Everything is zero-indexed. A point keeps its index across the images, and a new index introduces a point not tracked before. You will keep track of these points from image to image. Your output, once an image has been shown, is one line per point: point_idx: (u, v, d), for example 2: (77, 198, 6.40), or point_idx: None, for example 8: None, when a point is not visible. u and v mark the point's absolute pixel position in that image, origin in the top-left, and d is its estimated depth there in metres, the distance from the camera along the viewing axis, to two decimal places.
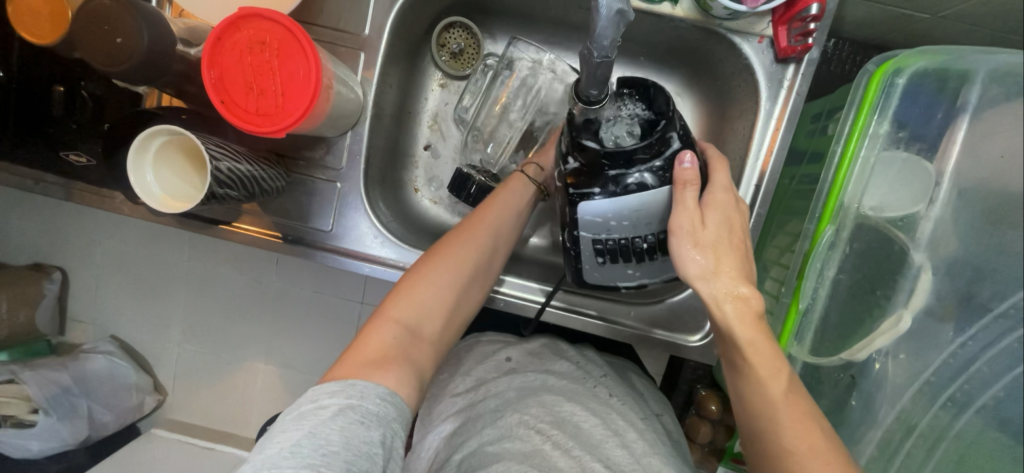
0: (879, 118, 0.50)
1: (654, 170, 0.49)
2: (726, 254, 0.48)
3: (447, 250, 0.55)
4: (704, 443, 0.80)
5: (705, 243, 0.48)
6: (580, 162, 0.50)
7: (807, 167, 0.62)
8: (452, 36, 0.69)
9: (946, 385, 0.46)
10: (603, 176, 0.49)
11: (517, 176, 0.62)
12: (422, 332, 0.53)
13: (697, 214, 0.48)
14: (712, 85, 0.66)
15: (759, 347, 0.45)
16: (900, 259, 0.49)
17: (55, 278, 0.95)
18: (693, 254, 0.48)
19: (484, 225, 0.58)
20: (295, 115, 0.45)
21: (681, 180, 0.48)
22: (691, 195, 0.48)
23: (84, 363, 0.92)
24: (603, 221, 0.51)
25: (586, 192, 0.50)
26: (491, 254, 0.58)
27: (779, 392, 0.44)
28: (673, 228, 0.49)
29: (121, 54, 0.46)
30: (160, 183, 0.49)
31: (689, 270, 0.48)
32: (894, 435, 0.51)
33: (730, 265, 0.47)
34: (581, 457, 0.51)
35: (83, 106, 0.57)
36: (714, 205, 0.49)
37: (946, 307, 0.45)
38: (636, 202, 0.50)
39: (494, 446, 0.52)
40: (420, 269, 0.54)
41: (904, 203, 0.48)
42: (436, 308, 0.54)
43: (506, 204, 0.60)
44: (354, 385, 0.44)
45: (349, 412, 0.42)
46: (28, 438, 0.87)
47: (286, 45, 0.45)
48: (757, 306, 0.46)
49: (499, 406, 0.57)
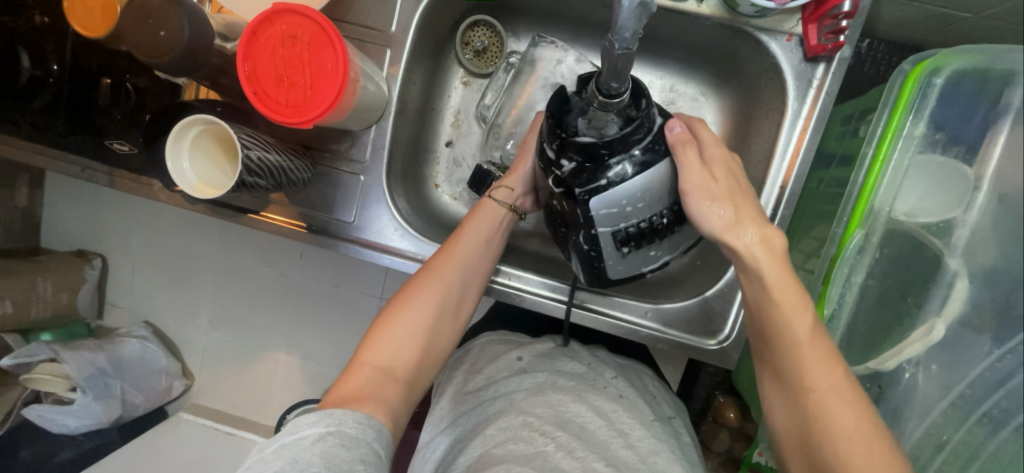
0: (914, 119, 0.49)
1: (648, 146, 0.50)
2: (743, 203, 0.49)
3: (415, 291, 0.57)
4: (721, 451, 0.79)
5: (719, 196, 0.49)
6: (576, 160, 0.49)
7: (836, 170, 0.60)
8: (476, 34, 0.70)
9: (982, 400, 0.44)
10: (606, 166, 0.48)
11: (484, 201, 0.63)
12: (396, 369, 0.53)
13: (705, 172, 0.50)
14: (739, 86, 0.65)
15: (786, 288, 0.45)
16: (933, 266, 0.47)
17: (95, 264, 1.01)
18: (711, 207, 0.49)
19: (452, 259, 0.58)
20: (322, 107, 0.46)
21: (679, 143, 0.50)
22: (691, 156, 0.50)
23: (119, 346, 0.97)
24: (618, 210, 0.50)
25: (595, 185, 0.49)
26: (460, 288, 0.59)
27: (805, 329, 0.44)
28: (686, 189, 0.50)
29: (164, 46, 0.48)
30: (195, 171, 0.52)
31: (712, 227, 0.49)
32: (923, 450, 0.48)
33: (749, 212, 0.48)
34: (586, 458, 0.50)
35: (127, 98, 0.60)
36: (717, 161, 0.51)
37: (984, 317, 0.43)
38: (644, 182, 0.49)
39: (497, 449, 0.51)
40: (390, 310, 0.56)
41: (939, 208, 0.46)
42: (408, 344, 0.55)
43: (476, 234, 0.60)
44: (332, 413, 0.45)
45: (329, 438, 0.43)
46: (65, 414, 0.91)
47: (316, 38, 0.46)
48: (780, 243, 0.47)
49: (503, 406, 0.57)
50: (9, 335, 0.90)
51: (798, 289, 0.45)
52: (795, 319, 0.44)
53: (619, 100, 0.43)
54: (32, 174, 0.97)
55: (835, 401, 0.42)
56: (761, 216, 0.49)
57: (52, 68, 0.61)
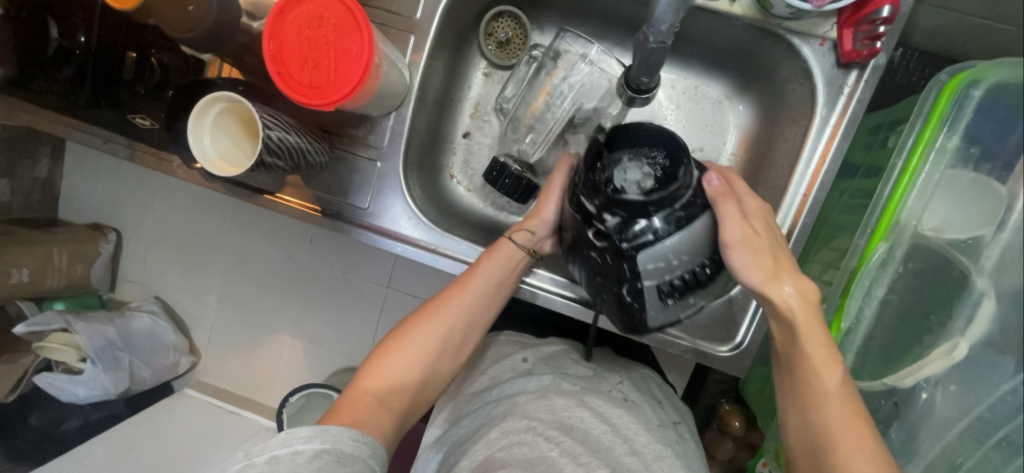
0: (948, 132, 0.48)
1: (692, 200, 0.47)
2: (783, 259, 0.50)
3: (418, 326, 0.58)
4: (723, 459, 0.77)
5: (761, 250, 0.49)
6: (621, 215, 0.45)
7: (860, 181, 0.59)
8: (500, 25, 0.69)
9: (1000, 425, 0.43)
10: (652, 220, 0.45)
11: (501, 242, 0.60)
12: (391, 402, 0.55)
13: (746, 225, 0.49)
14: (765, 90, 0.63)
15: (813, 337, 0.47)
16: (959, 283, 0.45)
17: (110, 238, 1.02)
18: (751, 261, 0.49)
19: (456, 306, 0.58)
20: (345, 90, 0.46)
21: (718, 195, 0.49)
22: (731, 208, 0.49)
23: (129, 320, 0.99)
24: (665, 264, 0.46)
25: (641, 241, 0.45)
26: (462, 328, 0.59)
27: (833, 382, 0.46)
28: (729, 242, 0.49)
29: (191, 20, 0.48)
30: (216, 147, 0.52)
31: (750, 280, 0.50)
32: (936, 470, 0.48)
33: (786, 266, 0.50)
34: (589, 464, 0.50)
35: (151, 73, 0.61)
36: (755, 213, 0.50)
37: (1009, 340, 0.42)
38: (690, 236, 0.47)
39: (503, 452, 0.52)
40: (393, 341, 0.58)
41: (968, 225, 0.45)
42: (405, 381, 0.56)
43: (488, 276, 0.59)
44: (329, 430, 0.47)
45: (326, 455, 0.44)
46: (74, 384, 0.92)
47: (343, 21, 0.46)
48: (815, 295, 0.49)
49: (506, 408, 0.57)
50: (24, 302, 0.92)
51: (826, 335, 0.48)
52: (821, 365, 0.47)
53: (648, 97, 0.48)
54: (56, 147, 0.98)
55: (853, 450, 0.44)
56: (798, 270, 0.51)
57: (79, 40, 0.62)
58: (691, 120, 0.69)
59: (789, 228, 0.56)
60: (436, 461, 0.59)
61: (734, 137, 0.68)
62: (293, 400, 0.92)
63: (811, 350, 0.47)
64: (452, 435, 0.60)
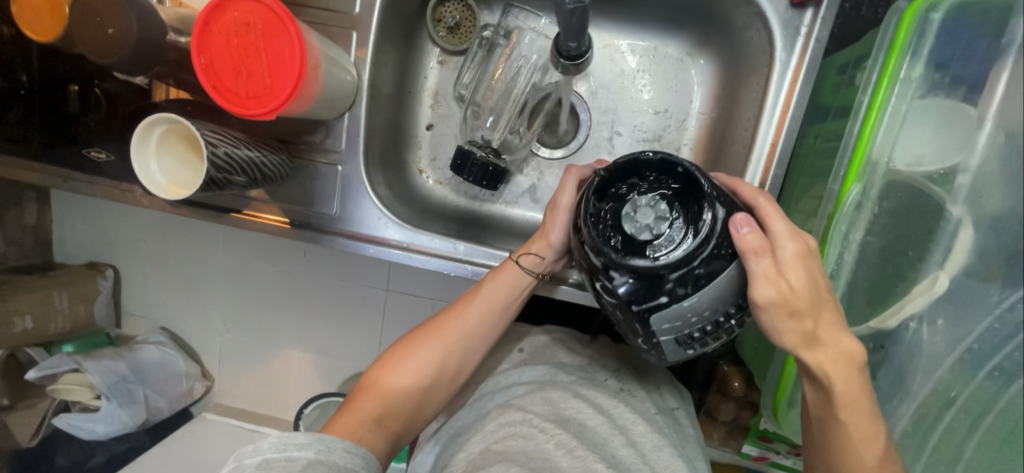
0: (911, 60, 0.46)
1: (715, 252, 0.43)
2: (824, 313, 0.45)
3: (418, 345, 0.56)
4: (727, 421, 0.76)
5: (801, 312, 0.44)
6: (629, 276, 0.44)
7: (832, 123, 0.57)
8: (447, 10, 0.67)
9: (992, 354, 0.41)
10: (666, 283, 0.43)
11: (508, 264, 0.58)
12: (388, 422, 0.54)
13: (780, 283, 0.44)
14: (724, 42, 0.61)
15: (848, 391, 0.45)
16: (934, 215, 0.44)
17: (109, 275, 1.02)
18: (788, 325, 0.45)
19: (457, 334, 0.57)
20: (282, 96, 0.45)
21: (748, 248, 0.43)
22: (764, 264, 0.44)
23: (138, 353, 0.99)
24: (682, 322, 0.45)
25: (653, 303, 0.44)
26: (463, 350, 0.57)
27: (861, 431, 0.46)
28: (761, 303, 0.44)
29: (113, 44, 0.48)
30: (165, 172, 0.51)
31: (787, 342, 0.45)
32: (930, 408, 0.46)
33: (829, 321, 0.45)
34: (586, 458, 0.50)
35: (99, 103, 0.60)
36: (793, 265, 0.44)
37: (992, 266, 0.40)
38: (712, 293, 0.44)
39: (498, 445, 0.51)
40: (392, 358, 0.56)
41: (942, 155, 0.44)
42: (404, 402, 0.55)
43: (492, 297, 0.57)
44: (322, 439, 0.46)
45: (317, 466, 0.44)
46: (94, 421, 0.95)
47: (269, 24, 0.44)
48: (860, 358, 0.45)
49: (501, 400, 0.57)
50: (33, 348, 0.93)
51: (864, 393, 0.45)
52: (851, 420, 0.46)
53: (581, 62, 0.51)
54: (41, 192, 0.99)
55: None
56: (841, 325, 0.45)
57: (22, 80, 0.61)
58: (653, 83, 0.67)
59: (760, 180, 0.55)
60: (433, 454, 0.60)
61: (699, 95, 0.66)
62: (307, 412, 0.93)
63: (845, 416, 0.46)
64: (451, 426, 0.60)
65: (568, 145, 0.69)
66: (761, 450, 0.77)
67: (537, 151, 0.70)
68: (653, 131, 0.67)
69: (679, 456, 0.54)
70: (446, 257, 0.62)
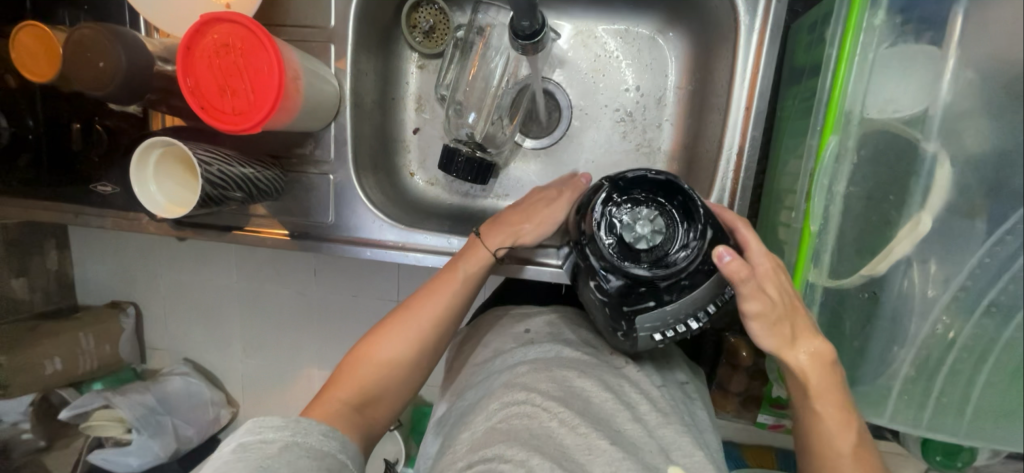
0: (873, 8, 0.44)
1: (702, 266, 0.45)
2: (799, 318, 0.47)
3: (398, 322, 0.57)
4: (738, 393, 0.75)
5: (778, 318, 0.46)
6: (625, 280, 0.45)
7: (807, 82, 0.56)
8: (421, 15, 0.69)
9: (985, 289, 0.42)
10: (655, 288, 0.45)
11: (479, 249, 0.59)
12: (372, 399, 0.56)
13: (763, 296, 0.46)
14: (694, 16, 0.63)
15: (824, 388, 0.47)
16: (910, 157, 0.45)
17: (128, 312, 1.04)
18: (768, 332, 0.47)
19: (432, 314, 0.57)
20: (265, 108, 0.48)
21: (732, 273, 0.44)
22: (749, 284, 0.45)
23: (164, 384, 1.02)
24: (664, 324, 0.46)
25: (640, 307, 0.45)
26: (441, 328, 0.57)
27: (839, 424, 0.47)
28: (750, 316, 0.47)
29: (106, 76, 0.51)
30: (165, 193, 0.55)
31: (767, 345, 0.48)
32: (932, 351, 0.45)
33: (804, 325, 0.47)
34: (589, 435, 0.48)
35: (99, 138, 0.64)
36: (767, 277, 0.46)
37: (974, 201, 0.42)
38: (693, 302, 0.45)
39: (503, 424, 0.49)
40: (375, 334, 0.57)
41: (914, 99, 0.44)
42: (387, 380, 0.56)
43: (469, 275, 0.58)
44: (300, 422, 0.47)
45: (294, 448, 0.45)
46: (126, 455, 0.98)
47: (248, 43, 0.48)
48: (831, 354, 0.47)
49: (507, 378, 0.55)
50: (65, 390, 0.97)
51: (837, 384, 0.47)
52: (824, 408, 0.47)
53: (541, 39, 0.51)
54: (59, 237, 1.03)
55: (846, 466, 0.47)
56: (812, 325, 0.48)
57: (26, 124, 0.65)
58: (630, 64, 0.68)
59: (738, 142, 0.57)
60: (436, 444, 0.61)
61: (675, 70, 0.67)
62: None
63: (820, 408, 0.47)
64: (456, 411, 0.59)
65: (551, 134, 0.70)
66: (776, 418, 0.76)
67: (522, 143, 0.71)
68: (630, 110, 0.68)
69: (688, 432, 0.51)
70: (442, 253, 0.63)
